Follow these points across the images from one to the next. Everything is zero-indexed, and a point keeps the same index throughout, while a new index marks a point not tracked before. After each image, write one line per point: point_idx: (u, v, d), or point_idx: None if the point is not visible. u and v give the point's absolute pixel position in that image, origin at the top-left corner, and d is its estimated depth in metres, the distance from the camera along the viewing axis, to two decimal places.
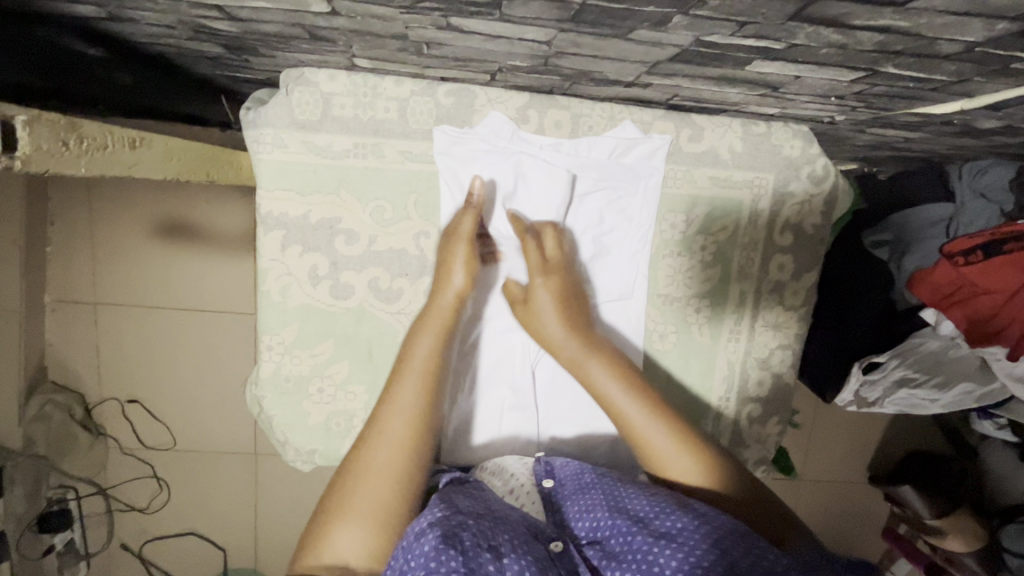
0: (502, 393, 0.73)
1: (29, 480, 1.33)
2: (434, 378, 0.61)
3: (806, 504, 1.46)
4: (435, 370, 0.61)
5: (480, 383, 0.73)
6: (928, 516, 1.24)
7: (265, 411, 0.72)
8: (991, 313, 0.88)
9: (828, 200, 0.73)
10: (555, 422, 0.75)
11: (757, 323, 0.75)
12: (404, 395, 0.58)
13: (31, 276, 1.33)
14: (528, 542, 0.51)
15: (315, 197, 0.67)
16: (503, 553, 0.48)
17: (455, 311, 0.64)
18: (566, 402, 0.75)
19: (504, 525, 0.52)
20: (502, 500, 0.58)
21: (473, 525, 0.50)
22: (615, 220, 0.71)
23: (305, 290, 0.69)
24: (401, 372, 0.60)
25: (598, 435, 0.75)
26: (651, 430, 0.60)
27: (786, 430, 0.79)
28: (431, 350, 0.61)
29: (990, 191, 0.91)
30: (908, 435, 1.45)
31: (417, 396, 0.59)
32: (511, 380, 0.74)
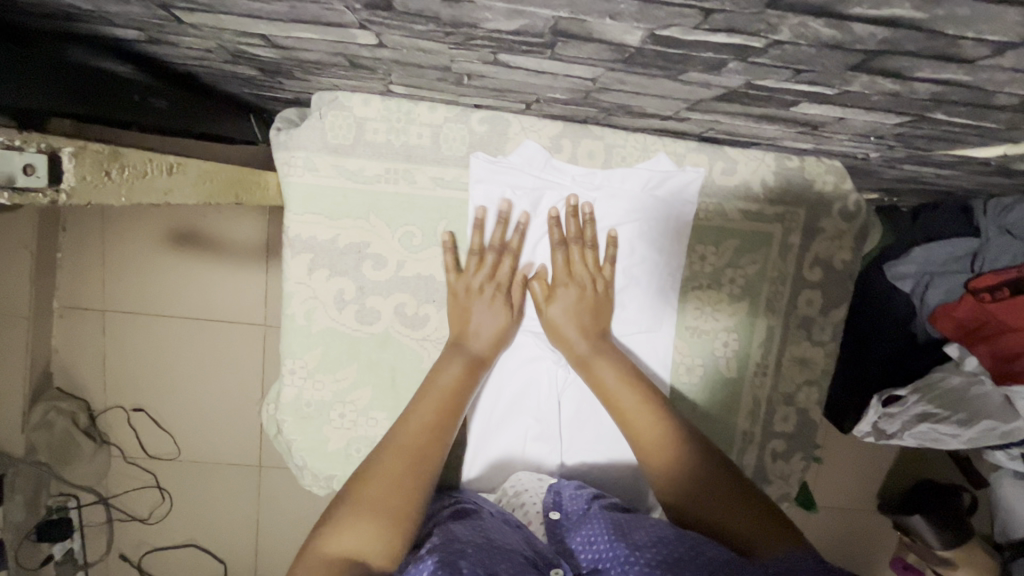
0: (527, 423, 0.72)
1: (30, 488, 1.34)
2: (459, 406, 0.62)
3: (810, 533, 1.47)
4: (461, 397, 0.62)
5: (505, 414, 0.72)
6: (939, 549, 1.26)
7: (284, 434, 0.71)
8: (1015, 352, 0.85)
9: (860, 236, 0.72)
10: (578, 455, 0.73)
11: (785, 358, 0.74)
12: (427, 411, 0.59)
13: (41, 281, 1.33)
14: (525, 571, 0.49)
15: (344, 221, 0.66)
16: None
17: (484, 356, 0.66)
18: (591, 434, 0.73)
19: (503, 553, 0.50)
20: (501, 525, 0.57)
21: (470, 554, 0.49)
22: (646, 252, 0.69)
23: (330, 315, 0.68)
24: (426, 391, 0.61)
25: (623, 469, 0.73)
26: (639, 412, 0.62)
27: (810, 466, 0.78)
28: (459, 378, 0.63)
29: (1015, 228, 0.87)
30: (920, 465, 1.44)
31: (439, 416, 0.59)
32: (536, 410, 0.72)
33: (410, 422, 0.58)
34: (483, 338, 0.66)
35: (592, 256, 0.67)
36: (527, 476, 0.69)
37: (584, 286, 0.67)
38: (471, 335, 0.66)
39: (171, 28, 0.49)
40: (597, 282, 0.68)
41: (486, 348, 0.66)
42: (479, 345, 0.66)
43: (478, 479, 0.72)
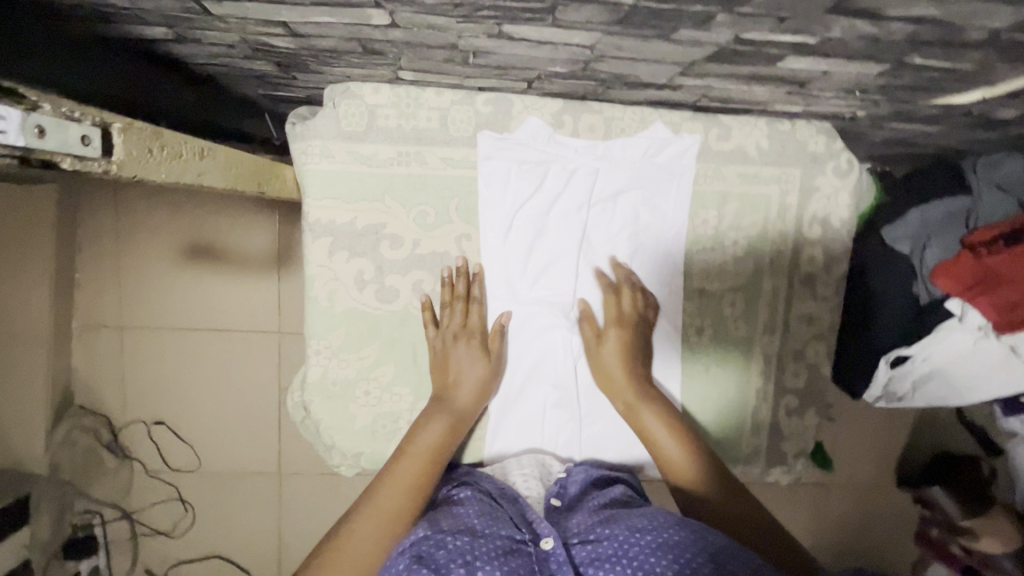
0: (545, 390, 0.74)
1: (54, 508, 1.39)
2: (436, 466, 0.66)
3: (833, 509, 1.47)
4: (438, 459, 0.66)
5: (522, 386, 0.74)
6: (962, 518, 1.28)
7: (313, 415, 0.74)
8: (1015, 302, 0.89)
9: (854, 193, 0.75)
10: (595, 423, 0.76)
11: (792, 316, 0.76)
12: (403, 473, 0.64)
13: (60, 300, 1.38)
14: (509, 553, 0.53)
15: (360, 204, 0.70)
16: (476, 566, 0.50)
17: (465, 412, 0.69)
18: (608, 398, 0.75)
19: (491, 537, 0.54)
20: (500, 508, 0.61)
21: (451, 539, 0.53)
22: (650, 218, 0.72)
23: (351, 295, 0.71)
24: (405, 451, 0.66)
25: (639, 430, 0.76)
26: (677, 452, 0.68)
27: (824, 421, 0.80)
28: (437, 440, 0.67)
29: (1005, 183, 0.93)
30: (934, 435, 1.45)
31: (416, 477, 0.64)
32: (554, 378, 0.74)
33: (387, 481, 0.63)
34: (465, 393, 0.70)
35: (637, 301, 0.72)
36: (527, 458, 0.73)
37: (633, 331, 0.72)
38: (454, 389, 0.70)
39: (199, 23, 0.53)
40: (644, 328, 0.73)
41: (468, 406, 0.70)
42: (460, 399, 0.70)
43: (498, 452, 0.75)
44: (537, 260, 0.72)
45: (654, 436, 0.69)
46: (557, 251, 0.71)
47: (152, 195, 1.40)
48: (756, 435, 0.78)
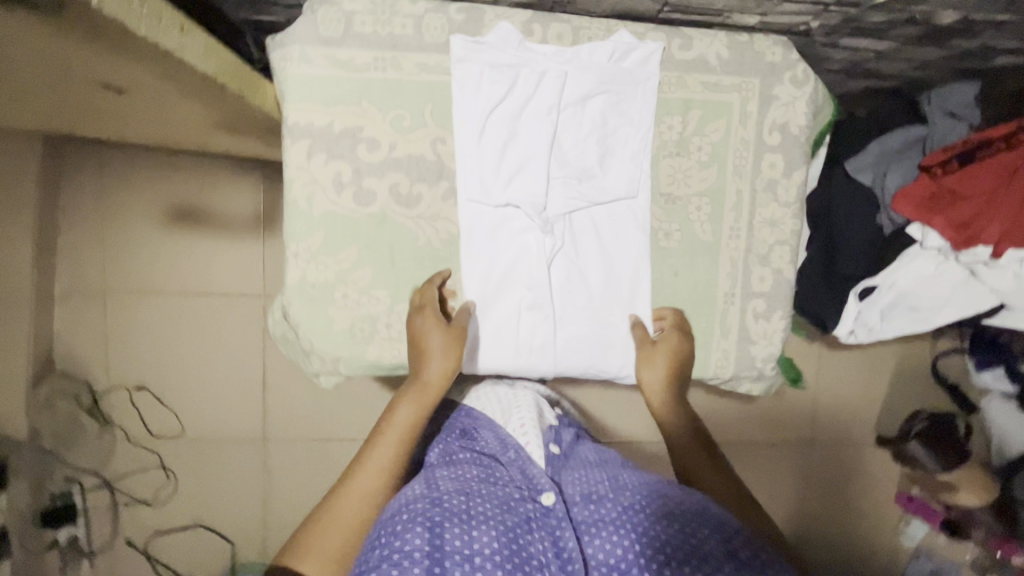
0: (519, 292, 0.76)
1: (36, 472, 1.39)
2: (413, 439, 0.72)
3: (791, 466, 1.66)
4: (414, 432, 0.72)
5: (496, 290, 0.76)
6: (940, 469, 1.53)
7: (292, 318, 0.76)
8: (967, 219, 0.93)
9: (812, 101, 0.78)
10: (568, 325, 0.78)
11: (756, 220, 0.79)
12: (387, 447, 0.71)
13: (42, 261, 1.38)
14: (505, 512, 0.62)
15: (338, 108, 0.72)
16: (473, 525, 0.59)
17: (434, 384, 0.72)
18: (580, 300, 0.78)
19: (494, 497, 0.64)
20: (507, 472, 0.71)
21: (450, 498, 0.62)
22: (618, 123, 0.75)
23: (330, 198, 0.73)
24: (383, 433, 0.71)
25: (610, 331, 0.78)
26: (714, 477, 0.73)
27: (790, 326, 0.83)
28: (409, 418, 0.71)
29: (957, 109, 0.98)
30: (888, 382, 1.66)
31: (396, 450, 0.71)
32: (528, 279, 0.76)
33: (366, 463, 0.69)
34: (432, 365, 0.72)
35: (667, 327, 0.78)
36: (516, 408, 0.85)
37: (673, 351, 0.77)
38: (422, 361, 0.72)
39: None
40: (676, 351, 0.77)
41: (436, 378, 0.72)
42: (428, 376, 0.72)
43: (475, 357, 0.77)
44: (510, 162, 0.74)
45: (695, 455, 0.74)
46: (529, 155, 0.74)
47: (135, 156, 1.41)
48: (724, 338, 0.81)
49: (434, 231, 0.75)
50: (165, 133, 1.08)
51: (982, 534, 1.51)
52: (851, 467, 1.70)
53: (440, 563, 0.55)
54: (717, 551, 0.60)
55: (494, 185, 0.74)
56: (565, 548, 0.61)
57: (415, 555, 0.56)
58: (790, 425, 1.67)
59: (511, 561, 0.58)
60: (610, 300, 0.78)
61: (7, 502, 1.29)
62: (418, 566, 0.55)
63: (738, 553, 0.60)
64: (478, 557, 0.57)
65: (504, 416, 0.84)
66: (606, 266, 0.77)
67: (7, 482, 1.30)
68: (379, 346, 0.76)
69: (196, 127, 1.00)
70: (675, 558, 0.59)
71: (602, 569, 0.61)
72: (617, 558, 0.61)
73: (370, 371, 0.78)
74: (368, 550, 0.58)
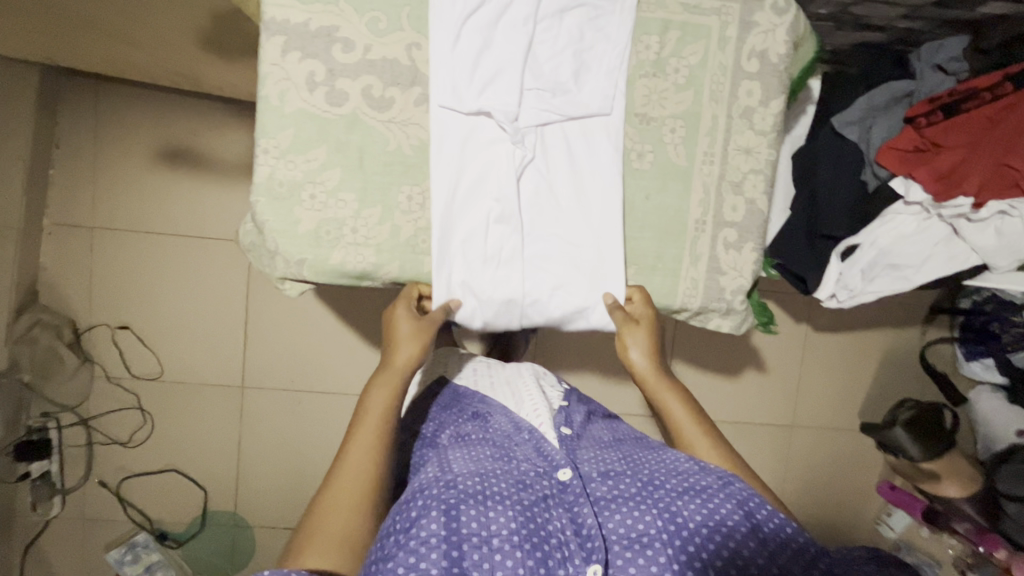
0: (486, 203, 0.76)
1: (11, 406, 1.33)
2: (390, 418, 0.71)
3: (772, 448, 1.61)
4: (390, 414, 0.71)
5: (463, 201, 0.76)
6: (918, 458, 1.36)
7: (259, 217, 0.75)
8: (949, 170, 0.94)
9: (793, 30, 0.78)
10: (536, 241, 0.78)
11: (731, 148, 0.79)
12: (364, 435, 0.68)
13: (34, 192, 1.33)
14: (520, 492, 0.63)
15: (315, 6, 0.72)
16: (490, 508, 0.60)
17: (406, 364, 0.74)
18: (548, 215, 0.78)
19: (504, 477, 0.65)
20: (524, 453, 0.72)
21: (463, 481, 0.63)
22: (594, 38, 0.75)
23: (302, 96, 0.74)
24: (361, 419, 0.70)
25: (579, 248, 0.78)
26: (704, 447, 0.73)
27: (761, 260, 0.82)
28: (384, 400, 0.71)
29: (945, 63, 0.97)
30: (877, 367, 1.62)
31: (377, 431, 0.69)
32: (497, 191, 0.76)
33: (349, 450, 0.67)
34: (402, 349, 0.75)
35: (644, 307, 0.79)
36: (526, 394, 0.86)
37: (652, 325, 0.79)
38: (392, 348, 0.75)
39: None
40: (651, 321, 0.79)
41: (407, 359, 0.75)
42: (398, 358, 0.75)
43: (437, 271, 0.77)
44: (484, 70, 0.74)
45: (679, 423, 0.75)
46: (502, 63, 0.74)
47: (131, 90, 1.36)
48: (694, 266, 0.80)
49: (405, 137, 0.75)
50: (162, 56, 1.08)
51: (963, 527, 1.40)
52: (841, 456, 1.64)
53: (458, 547, 0.56)
54: (745, 528, 0.58)
55: (465, 90, 0.74)
56: (585, 524, 0.61)
57: (432, 541, 0.55)
58: (778, 406, 1.60)
59: (529, 541, 0.58)
60: (577, 216, 0.78)
61: None
62: (435, 551, 0.54)
63: (770, 544, 0.57)
64: (495, 538, 0.57)
65: (517, 403, 0.84)
66: (574, 182, 0.77)
67: None
68: (344, 251, 0.76)
69: (181, 41, 0.99)
70: (706, 547, 0.56)
71: (625, 544, 0.59)
72: (641, 531, 0.59)
73: (334, 278, 0.78)
74: (382, 536, 0.58)
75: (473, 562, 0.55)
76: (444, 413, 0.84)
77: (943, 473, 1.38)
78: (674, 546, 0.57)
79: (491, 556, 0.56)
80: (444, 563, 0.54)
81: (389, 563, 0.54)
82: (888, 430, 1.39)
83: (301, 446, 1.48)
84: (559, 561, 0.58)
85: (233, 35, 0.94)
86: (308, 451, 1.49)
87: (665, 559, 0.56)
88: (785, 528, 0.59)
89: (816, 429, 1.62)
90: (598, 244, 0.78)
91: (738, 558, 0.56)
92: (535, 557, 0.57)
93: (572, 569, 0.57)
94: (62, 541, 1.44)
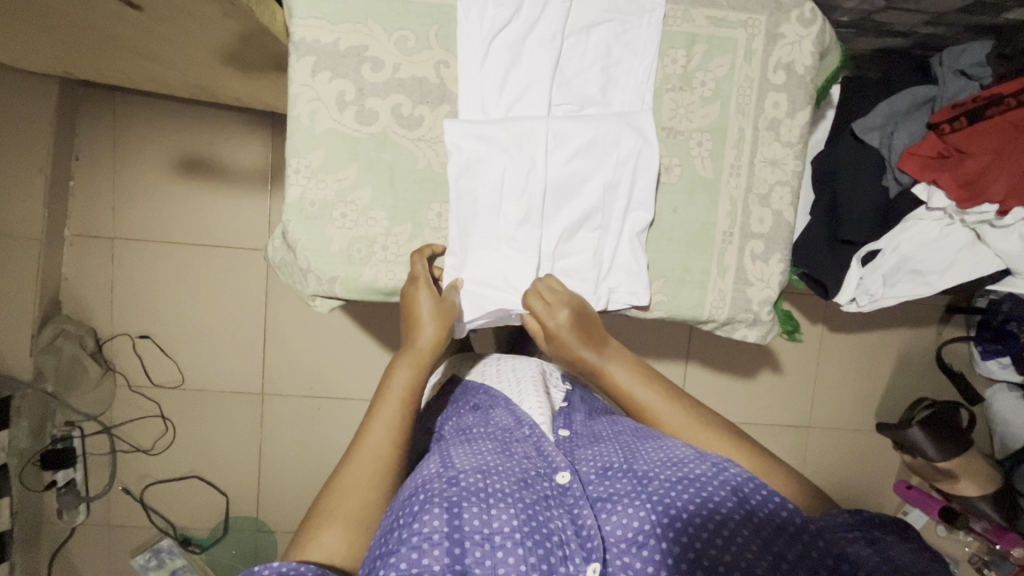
0: (507, 188, 0.76)
1: (36, 414, 1.34)
2: (411, 407, 0.69)
3: (789, 448, 1.62)
4: (412, 399, 0.69)
5: (479, 186, 0.76)
6: (937, 458, 1.34)
7: (291, 236, 0.76)
8: (975, 176, 0.93)
9: (819, 41, 0.77)
10: (553, 226, 0.78)
11: (757, 160, 0.79)
12: (382, 424, 0.67)
13: (55, 206, 1.34)
14: (520, 490, 0.61)
15: (344, 26, 0.73)
16: (491, 505, 0.58)
17: (427, 349, 0.72)
18: (567, 188, 0.76)
19: (501, 473, 0.63)
20: (525, 450, 0.70)
21: (464, 477, 0.61)
22: (622, 53, 0.75)
23: (332, 116, 0.74)
24: (383, 398, 0.68)
25: (593, 226, 0.78)
26: (655, 399, 0.72)
27: (789, 270, 0.82)
28: (409, 379, 0.70)
29: (968, 68, 0.97)
30: (894, 368, 1.62)
31: (398, 417, 0.67)
32: (513, 183, 0.75)
33: (367, 436, 0.66)
34: (427, 328, 0.73)
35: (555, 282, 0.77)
36: (529, 386, 0.85)
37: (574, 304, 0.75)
38: (415, 329, 0.73)
39: None
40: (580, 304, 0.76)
41: (432, 342, 0.72)
42: (424, 337, 0.72)
43: (463, 195, 0.76)
44: (513, 84, 0.75)
45: (631, 392, 0.73)
46: (526, 68, 0.75)
47: (148, 99, 1.36)
48: (721, 277, 0.81)
49: (434, 154, 0.76)
50: (182, 69, 1.08)
51: (982, 525, 1.41)
52: (857, 456, 1.64)
53: (459, 544, 0.55)
54: (738, 515, 0.56)
55: (491, 97, 0.75)
56: (585, 525, 0.59)
57: (434, 537, 0.55)
58: (794, 407, 1.61)
59: (531, 539, 0.57)
60: (591, 189, 0.77)
61: (7, 440, 1.28)
62: (437, 548, 0.54)
63: (757, 514, 0.57)
64: (497, 535, 0.56)
65: (520, 396, 0.83)
66: (592, 169, 0.76)
67: (9, 420, 1.28)
68: (375, 268, 0.77)
69: (202, 58, 1.00)
70: (691, 523, 0.57)
71: (622, 547, 0.58)
72: (635, 530, 0.58)
73: (365, 294, 0.78)
74: (387, 531, 0.58)
75: (474, 560, 0.55)
76: (451, 407, 0.84)
77: (961, 474, 1.35)
78: (665, 540, 0.57)
79: (493, 554, 0.55)
80: (446, 561, 0.54)
81: (391, 558, 0.54)
82: (905, 431, 1.37)
83: (322, 453, 1.49)
84: (561, 560, 0.57)
85: (258, 53, 0.95)
86: (328, 458, 1.51)
87: (660, 555, 0.56)
88: (780, 509, 0.57)
89: (833, 428, 1.63)
90: (611, 228, 0.79)
91: (729, 543, 0.55)
92: (536, 555, 0.56)
93: (572, 569, 0.57)
94: (89, 548, 1.47)
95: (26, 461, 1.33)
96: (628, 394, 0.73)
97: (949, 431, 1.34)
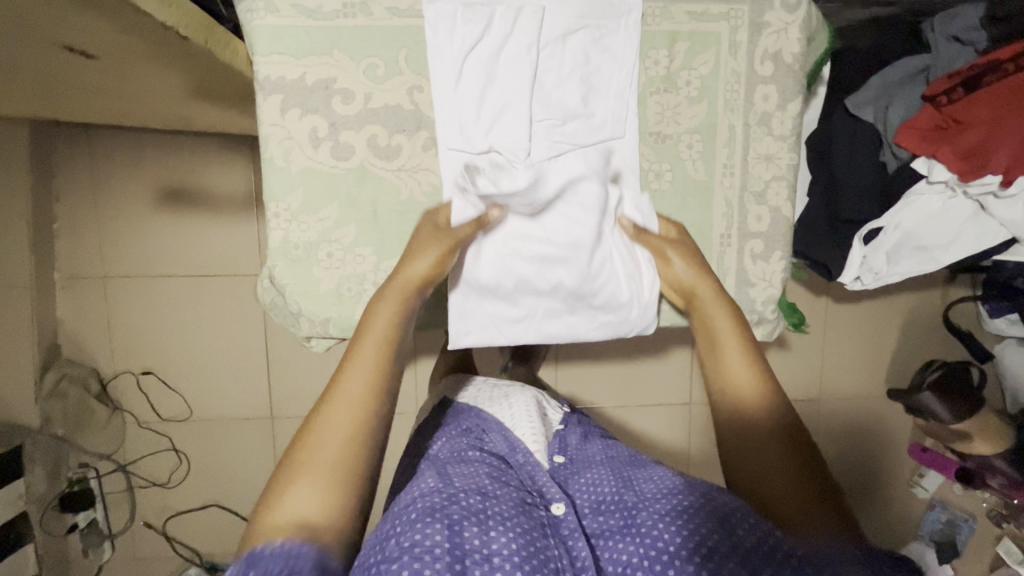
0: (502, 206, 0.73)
1: (49, 459, 1.34)
2: (395, 346, 0.62)
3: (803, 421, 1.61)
4: (395, 338, 0.62)
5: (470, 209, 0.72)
6: (950, 421, 1.33)
7: (278, 281, 0.75)
8: (975, 147, 0.90)
9: (806, 27, 0.73)
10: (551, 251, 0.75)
11: (750, 157, 0.77)
12: (361, 364, 0.60)
13: (41, 252, 1.31)
14: (518, 515, 0.61)
15: (309, 58, 0.70)
16: (490, 528, 0.58)
17: (414, 284, 0.66)
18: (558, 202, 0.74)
19: (500, 497, 0.63)
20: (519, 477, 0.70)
21: (464, 498, 0.61)
22: (601, 60, 0.72)
23: (307, 154, 0.72)
24: (363, 339, 0.61)
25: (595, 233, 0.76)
26: (732, 343, 0.67)
27: (791, 267, 0.80)
28: (390, 317, 0.63)
29: (962, 33, 0.93)
30: (903, 333, 1.60)
31: (377, 360, 0.60)
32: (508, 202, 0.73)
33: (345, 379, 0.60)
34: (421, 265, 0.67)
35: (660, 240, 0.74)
36: (521, 409, 0.84)
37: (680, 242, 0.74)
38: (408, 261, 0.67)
39: None
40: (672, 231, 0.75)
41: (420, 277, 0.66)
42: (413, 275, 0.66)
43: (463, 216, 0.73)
44: (492, 101, 0.72)
45: (716, 329, 0.68)
46: (502, 85, 0.71)
47: (121, 133, 1.32)
48: (723, 281, 0.79)
49: (416, 184, 0.74)
50: (151, 104, 1.05)
51: (998, 482, 1.39)
52: (870, 423, 1.64)
53: (461, 561, 0.54)
54: (725, 545, 0.56)
55: (468, 117, 0.72)
56: (580, 559, 0.59)
57: (436, 551, 0.53)
58: (804, 381, 1.60)
59: (530, 562, 0.56)
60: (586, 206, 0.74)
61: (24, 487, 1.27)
62: (439, 561, 0.52)
63: (742, 543, 0.56)
64: (497, 556, 0.55)
65: (512, 420, 0.82)
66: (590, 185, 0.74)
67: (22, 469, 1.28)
68: (368, 305, 0.75)
69: (169, 93, 0.96)
70: (680, 555, 0.56)
71: None
72: (625, 563, 0.58)
73: None
74: (383, 540, 0.57)
75: None
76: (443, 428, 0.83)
77: (974, 434, 1.35)
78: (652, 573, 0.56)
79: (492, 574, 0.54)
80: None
81: (393, 566, 0.52)
82: (916, 395, 1.34)
83: None
84: None
85: (225, 85, 0.92)
86: None
87: None
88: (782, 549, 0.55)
89: (845, 398, 1.62)
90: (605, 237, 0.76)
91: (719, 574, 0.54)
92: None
93: None
94: None
95: (44, 506, 1.32)
96: (713, 332, 0.68)
97: (961, 390, 1.32)
